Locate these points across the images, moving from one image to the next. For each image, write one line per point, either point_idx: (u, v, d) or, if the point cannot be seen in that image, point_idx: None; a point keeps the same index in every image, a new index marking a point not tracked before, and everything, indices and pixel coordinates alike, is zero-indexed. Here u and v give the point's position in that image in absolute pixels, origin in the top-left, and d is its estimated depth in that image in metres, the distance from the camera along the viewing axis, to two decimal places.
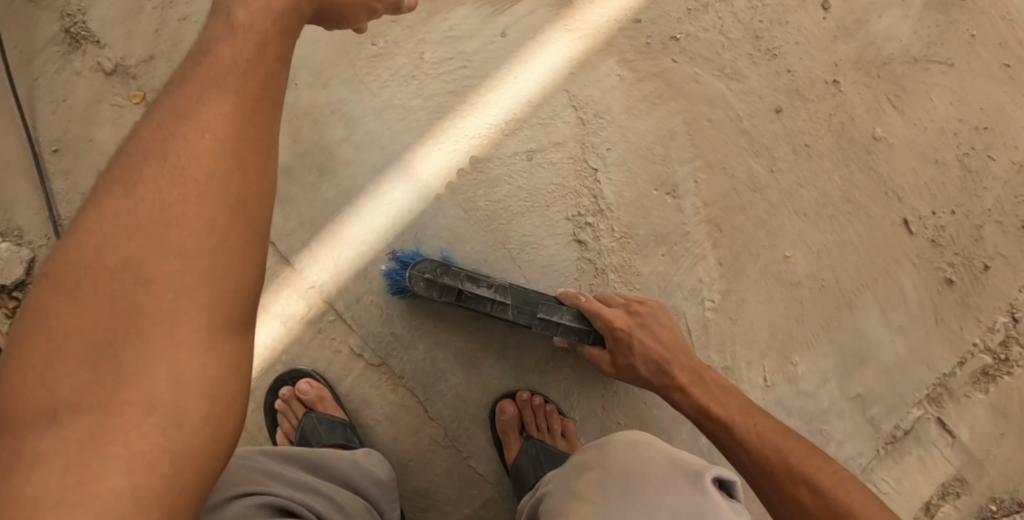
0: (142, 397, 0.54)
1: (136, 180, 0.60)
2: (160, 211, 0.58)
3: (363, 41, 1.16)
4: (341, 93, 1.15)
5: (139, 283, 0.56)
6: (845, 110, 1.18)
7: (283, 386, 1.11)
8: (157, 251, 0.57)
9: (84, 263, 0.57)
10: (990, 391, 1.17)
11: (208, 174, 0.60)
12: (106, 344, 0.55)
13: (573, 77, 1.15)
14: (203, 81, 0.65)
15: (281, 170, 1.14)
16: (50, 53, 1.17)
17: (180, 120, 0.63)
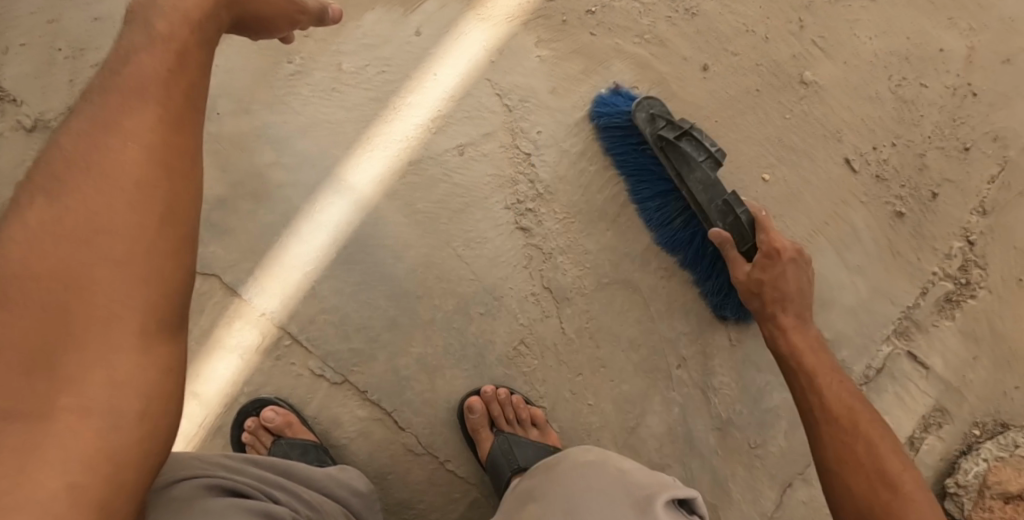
0: (82, 399, 0.54)
1: (64, 187, 0.58)
2: (87, 218, 0.57)
3: (278, 60, 1.15)
4: (264, 117, 1.14)
5: (69, 289, 0.55)
6: (771, 58, 1.17)
7: (248, 418, 1.09)
8: (83, 258, 0.56)
9: (11, 272, 0.55)
10: (956, 317, 1.16)
11: (137, 182, 0.58)
12: (43, 350, 0.54)
13: (494, 65, 1.14)
14: (125, 89, 0.62)
15: (215, 202, 1.13)
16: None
17: (103, 128, 0.60)
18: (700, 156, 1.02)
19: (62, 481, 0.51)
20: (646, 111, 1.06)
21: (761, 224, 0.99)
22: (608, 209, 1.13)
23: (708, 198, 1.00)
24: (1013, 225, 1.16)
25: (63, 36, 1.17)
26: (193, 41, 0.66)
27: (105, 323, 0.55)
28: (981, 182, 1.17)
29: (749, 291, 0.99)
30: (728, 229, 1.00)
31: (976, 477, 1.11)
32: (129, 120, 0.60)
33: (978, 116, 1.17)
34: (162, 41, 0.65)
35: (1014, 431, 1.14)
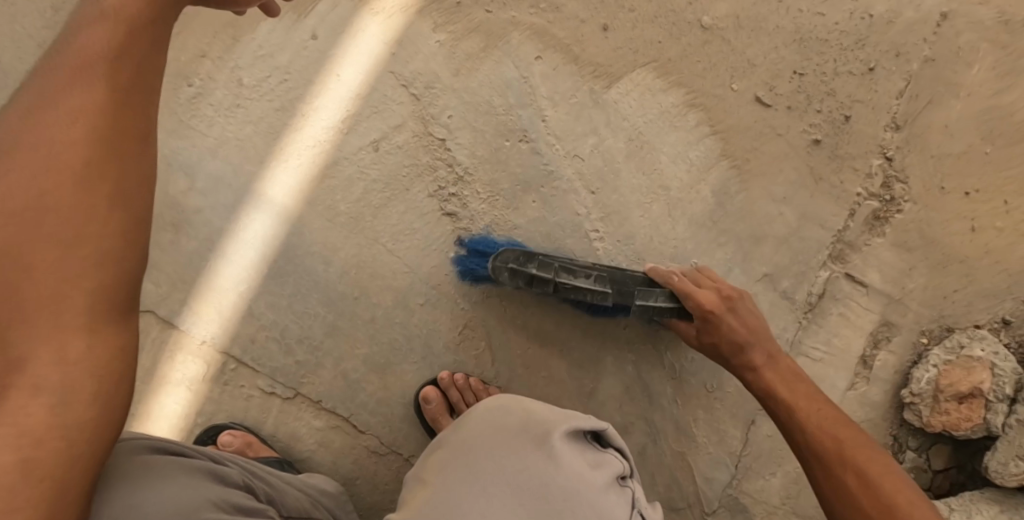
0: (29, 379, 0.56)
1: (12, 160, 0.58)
2: (33, 198, 0.57)
3: (177, 85, 1.13)
4: (170, 144, 1.13)
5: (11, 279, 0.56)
6: (666, 7, 1.16)
7: (207, 447, 1.07)
8: (29, 233, 0.56)
9: None
10: (887, 233, 1.18)
11: (81, 173, 0.58)
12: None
13: (395, 56, 1.13)
14: (69, 70, 0.60)
15: None
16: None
17: (52, 104, 0.59)
18: (607, 291, 1.08)
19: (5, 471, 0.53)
20: (505, 270, 1.07)
21: (683, 292, 1.05)
22: (530, 180, 1.13)
23: (619, 296, 1.06)
24: (927, 134, 1.18)
25: None
26: (144, 16, 0.61)
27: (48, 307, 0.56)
28: (890, 97, 1.18)
29: (721, 299, 1.06)
30: (660, 294, 1.08)
31: (929, 384, 1.13)
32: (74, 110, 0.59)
33: (878, 34, 1.18)
34: (112, 17, 0.60)
35: (959, 333, 1.16)
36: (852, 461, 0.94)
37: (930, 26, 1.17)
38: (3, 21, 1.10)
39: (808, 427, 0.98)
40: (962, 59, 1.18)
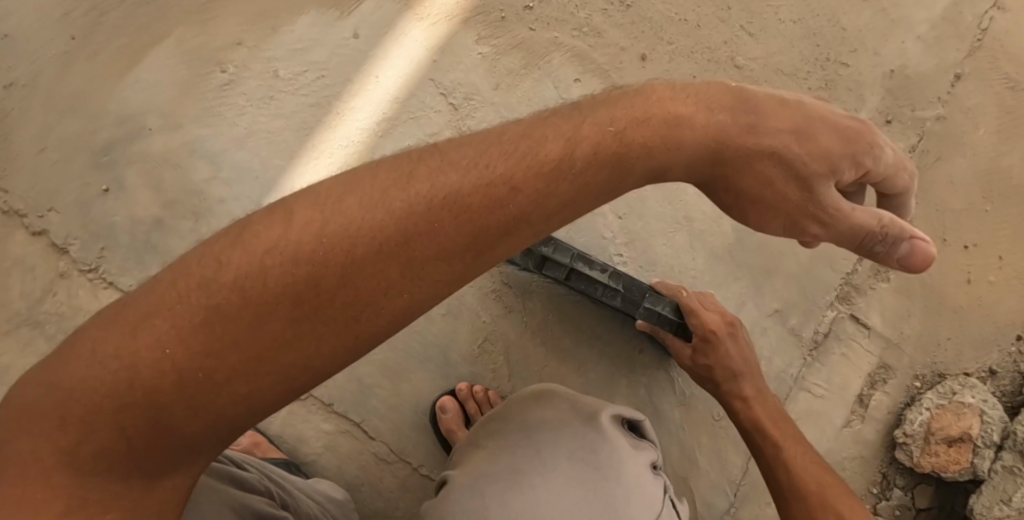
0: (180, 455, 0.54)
1: (323, 260, 0.54)
2: (321, 321, 0.54)
3: (210, 70, 1.10)
4: (196, 131, 1.10)
5: (219, 374, 0.53)
6: (702, 43, 1.21)
7: None
8: (288, 356, 0.54)
9: (211, 320, 0.52)
10: (891, 279, 1.23)
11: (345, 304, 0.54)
12: (172, 382, 0.52)
13: (436, 64, 1.14)
14: (427, 178, 0.57)
15: (151, 223, 1.09)
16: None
17: (403, 209, 0.55)
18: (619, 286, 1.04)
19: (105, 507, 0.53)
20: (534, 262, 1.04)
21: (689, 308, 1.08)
22: None
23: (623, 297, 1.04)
24: (935, 188, 1.24)
25: None
26: (532, 175, 0.57)
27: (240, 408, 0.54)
28: (903, 150, 1.24)
29: (703, 353, 1.07)
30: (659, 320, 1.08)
31: (921, 426, 1.18)
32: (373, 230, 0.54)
33: (896, 90, 1.24)
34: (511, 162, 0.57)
35: (950, 380, 1.22)
36: (831, 497, 0.94)
37: (944, 86, 1.24)
38: None
39: (795, 478, 0.98)
40: (969, 121, 1.25)
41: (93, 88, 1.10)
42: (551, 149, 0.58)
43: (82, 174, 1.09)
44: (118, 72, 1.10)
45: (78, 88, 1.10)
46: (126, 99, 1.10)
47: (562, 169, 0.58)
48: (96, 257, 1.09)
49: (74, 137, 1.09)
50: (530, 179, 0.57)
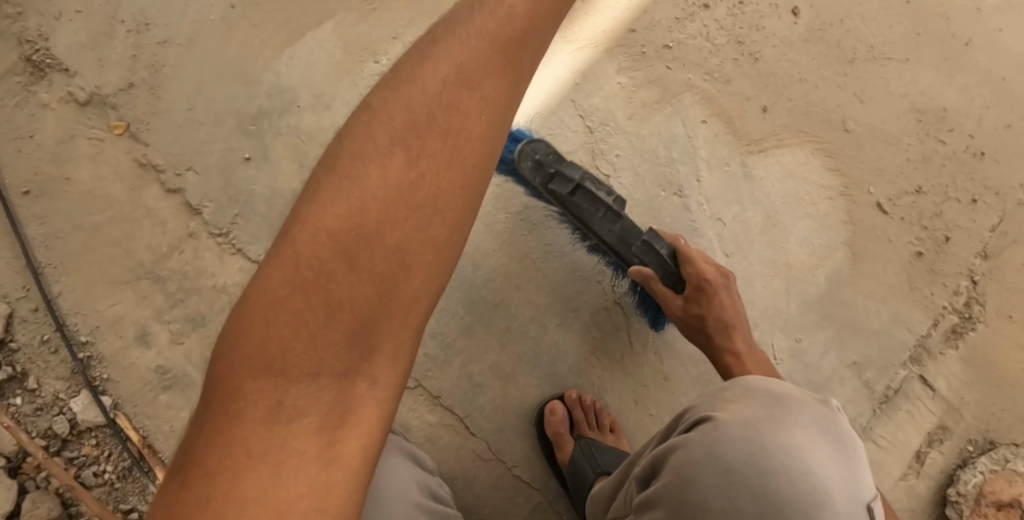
0: (354, 353, 0.64)
1: (395, 134, 0.65)
2: (412, 181, 0.64)
3: (364, 59, 1.15)
4: (345, 114, 1.14)
5: (346, 250, 0.63)
6: (818, 102, 1.28)
7: None
8: (395, 219, 0.64)
9: (334, 211, 0.63)
10: (959, 347, 1.32)
11: (433, 162, 0.65)
12: (321, 283, 0.63)
13: (577, 87, 1.20)
14: (384, 104, 0.66)
15: (290, 197, 1.11)
16: (14, 92, 1.14)
17: (372, 119, 0.66)
18: None
19: (304, 426, 0.63)
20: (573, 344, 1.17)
21: None
22: (677, 232, 1.21)
23: None
24: (1009, 268, 1.33)
25: (127, 8, 1.14)
26: (491, 51, 0.66)
27: (389, 280, 0.63)
28: (985, 229, 1.33)
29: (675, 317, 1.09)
30: None
31: (974, 487, 1.26)
32: (442, 88, 0.66)
33: (985, 173, 1.33)
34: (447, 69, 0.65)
35: (1003, 448, 1.30)
36: None
37: None
38: None
39: None
40: None
41: (250, 60, 1.14)
42: (497, 16, 0.67)
43: (227, 140, 1.12)
44: (275, 47, 1.14)
45: (234, 56, 1.14)
46: (280, 73, 1.14)
47: (523, 40, 0.68)
48: (229, 224, 1.11)
49: (223, 102, 1.13)
50: (498, 43, 0.66)
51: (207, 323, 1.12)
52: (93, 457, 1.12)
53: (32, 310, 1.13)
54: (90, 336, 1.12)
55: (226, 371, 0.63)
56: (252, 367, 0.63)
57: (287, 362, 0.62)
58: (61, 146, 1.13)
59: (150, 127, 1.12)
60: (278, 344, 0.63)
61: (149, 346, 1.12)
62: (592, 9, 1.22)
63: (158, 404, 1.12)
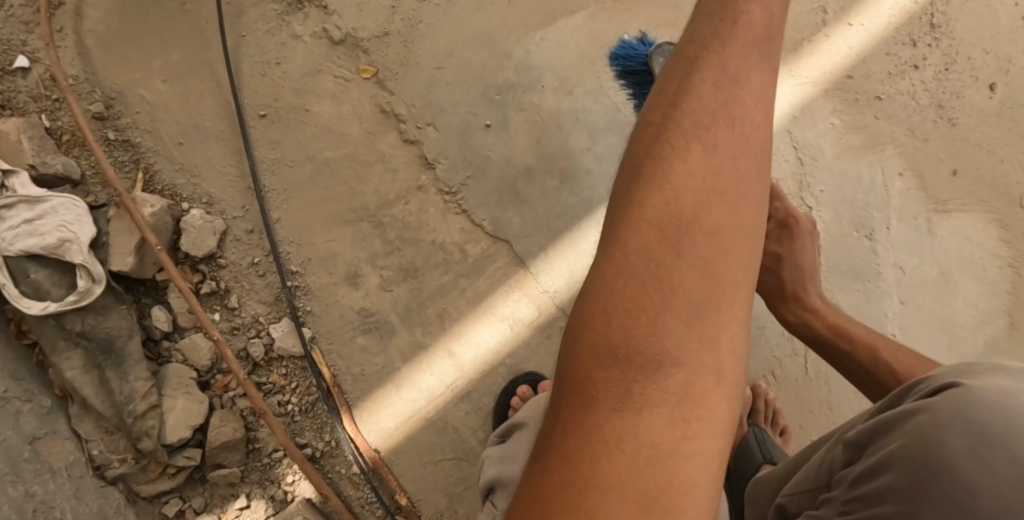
0: (700, 335, 0.50)
1: (709, 87, 0.53)
2: (735, 130, 0.52)
3: (609, 55, 1.20)
4: (585, 102, 1.18)
5: (676, 209, 0.50)
6: (1000, 177, 1.28)
7: (524, 385, 1.10)
8: (729, 170, 0.51)
9: (653, 168, 0.52)
10: None
11: (729, 97, 0.53)
12: (649, 248, 0.50)
13: (795, 119, 1.28)
14: (695, 45, 0.55)
15: (523, 170, 1.15)
16: (270, 19, 1.17)
17: (687, 65, 0.54)
18: None
19: (641, 428, 0.48)
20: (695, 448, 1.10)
21: None
22: (861, 272, 1.27)
23: None
24: None
25: None
26: None
27: (724, 246, 0.50)
28: None
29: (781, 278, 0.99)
30: None
31: None
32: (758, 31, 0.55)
33: None
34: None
35: None
36: None
37: None
38: None
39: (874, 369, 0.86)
40: None
41: (502, 34, 1.18)
42: None
43: (470, 104, 1.16)
44: (528, 25, 1.19)
45: (488, 26, 1.18)
46: (530, 52, 1.18)
47: None
48: (459, 184, 1.14)
49: (471, 67, 1.17)
50: None
51: (417, 276, 1.14)
52: (279, 386, 1.13)
53: (246, 231, 1.14)
54: (300, 267, 1.14)
55: (571, 356, 0.51)
56: (599, 354, 0.50)
57: (633, 341, 0.49)
58: (306, 79, 1.16)
59: (398, 77, 1.16)
60: (619, 328, 0.50)
61: (356, 287, 1.14)
62: (819, 49, 1.30)
63: (353, 345, 1.14)
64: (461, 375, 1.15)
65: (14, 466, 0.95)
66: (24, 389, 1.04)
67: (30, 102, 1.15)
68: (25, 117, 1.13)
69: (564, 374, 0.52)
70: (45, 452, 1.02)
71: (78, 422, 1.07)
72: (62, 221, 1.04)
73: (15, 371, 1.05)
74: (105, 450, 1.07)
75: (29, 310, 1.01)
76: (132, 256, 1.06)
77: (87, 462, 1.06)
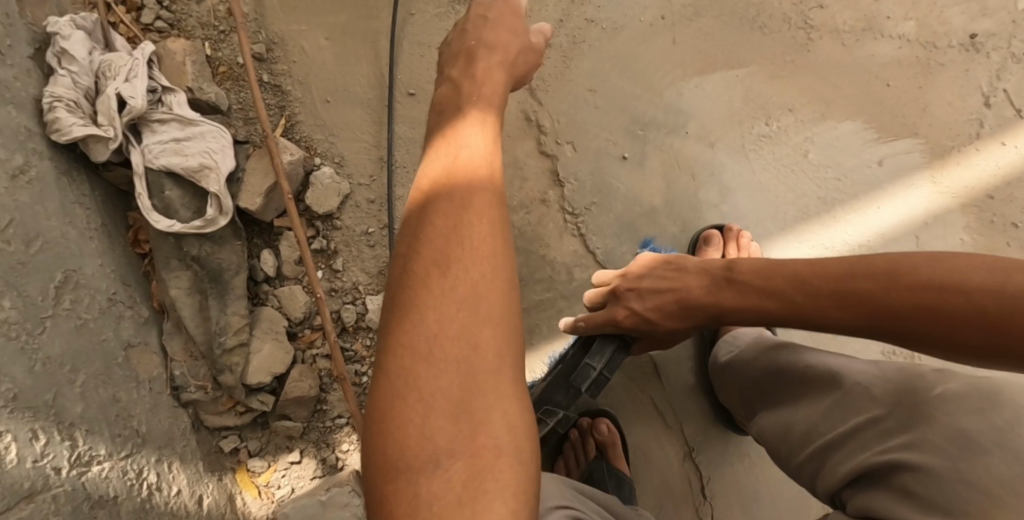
0: (469, 428, 0.53)
1: (436, 185, 0.64)
2: (443, 214, 0.62)
3: (757, 118, 1.21)
4: (723, 158, 1.19)
5: (418, 282, 0.59)
6: None
7: (584, 416, 1.13)
8: (437, 248, 0.60)
9: (414, 253, 0.60)
10: None
11: (447, 181, 0.64)
12: (417, 320, 0.57)
13: (925, 226, 1.21)
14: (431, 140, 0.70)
15: (648, 210, 1.17)
16: (441, 4, 1.20)
17: (451, 149, 0.67)
18: None
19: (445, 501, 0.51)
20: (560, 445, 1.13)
21: None
22: None
23: None
24: None
25: None
26: (490, 70, 0.73)
27: (473, 316, 0.57)
28: None
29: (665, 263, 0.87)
30: None
31: None
32: (472, 122, 0.69)
33: None
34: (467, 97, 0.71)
35: None
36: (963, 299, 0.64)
37: None
38: None
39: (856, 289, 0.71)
40: None
41: (657, 74, 1.21)
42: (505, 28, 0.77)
43: (611, 133, 1.19)
44: (684, 71, 1.21)
45: (647, 62, 1.21)
46: (684, 96, 1.20)
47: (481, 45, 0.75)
48: (583, 207, 1.16)
49: (622, 97, 1.19)
50: (461, 68, 0.74)
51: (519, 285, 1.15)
52: (360, 356, 1.15)
53: (368, 201, 1.17)
54: None
55: (370, 434, 0.55)
56: (382, 422, 0.55)
57: (394, 411, 0.54)
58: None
59: (548, 89, 1.19)
60: (399, 399, 0.55)
61: None
62: (967, 161, 1.22)
63: None
64: None
65: (108, 367, 0.98)
66: (130, 296, 1.08)
67: (198, 28, 1.20)
68: (191, 41, 1.18)
69: (369, 457, 0.55)
70: (135, 362, 1.04)
71: (167, 340, 1.10)
72: (207, 147, 1.08)
73: (126, 277, 1.09)
74: (186, 373, 1.10)
75: (156, 223, 1.04)
76: (261, 197, 1.09)
77: (167, 380, 1.08)
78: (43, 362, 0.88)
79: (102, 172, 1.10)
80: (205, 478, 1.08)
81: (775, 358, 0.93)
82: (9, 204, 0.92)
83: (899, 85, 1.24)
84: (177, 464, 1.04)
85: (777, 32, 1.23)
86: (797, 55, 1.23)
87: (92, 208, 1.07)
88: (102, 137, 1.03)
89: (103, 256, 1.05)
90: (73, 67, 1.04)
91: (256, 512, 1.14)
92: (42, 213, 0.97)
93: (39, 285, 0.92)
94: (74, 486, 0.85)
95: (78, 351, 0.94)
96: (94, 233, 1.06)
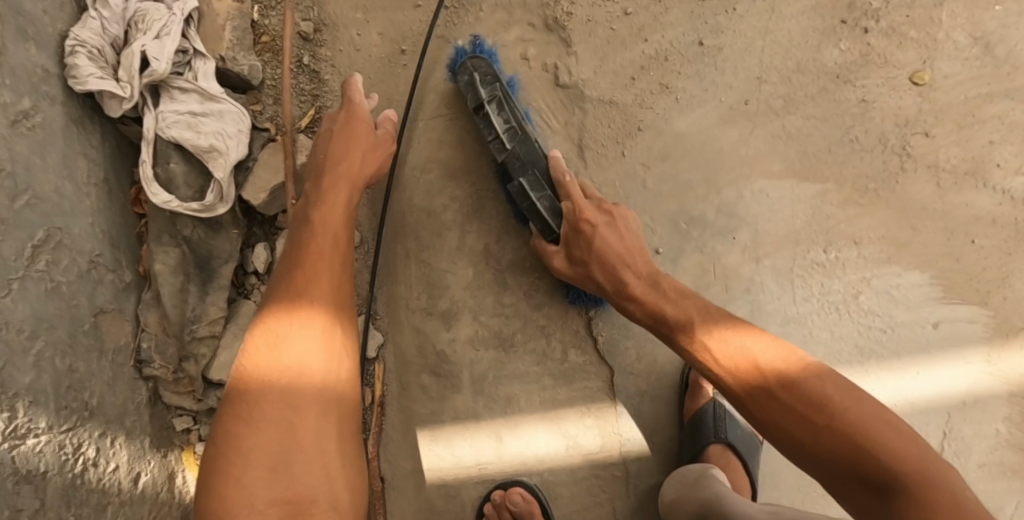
0: (287, 487, 0.69)
1: (274, 307, 0.79)
2: (278, 326, 0.77)
3: (816, 242, 1.09)
4: (765, 276, 1.10)
5: (257, 389, 0.73)
6: None
7: (497, 489, 1.06)
8: (281, 359, 0.74)
9: (252, 369, 0.75)
10: None
11: (293, 277, 0.82)
12: (247, 420, 0.71)
13: (963, 405, 1.08)
14: (281, 269, 0.84)
15: None
16: (510, 27, 1.09)
17: (283, 277, 0.82)
18: None
19: None
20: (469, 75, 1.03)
21: None
22: None
23: None
24: None
25: (659, 32, 1.09)
26: (361, 153, 0.95)
27: (298, 411, 0.72)
28: None
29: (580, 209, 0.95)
30: None
31: None
32: (335, 216, 0.89)
33: None
34: (314, 201, 0.90)
35: None
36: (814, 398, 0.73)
37: None
38: (753, 56, 1.09)
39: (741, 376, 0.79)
40: None
41: (720, 165, 1.09)
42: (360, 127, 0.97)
43: (653, 217, 1.09)
44: (750, 169, 1.09)
45: (713, 150, 1.09)
46: (742, 197, 1.09)
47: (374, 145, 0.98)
48: None
49: (677, 183, 1.09)
50: (357, 158, 0.95)
51: (508, 349, 1.09)
52: None
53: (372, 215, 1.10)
54: (409, 282, 1.09)
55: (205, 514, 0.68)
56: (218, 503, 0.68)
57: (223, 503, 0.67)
58: None
59: (599, 151, 1.09)
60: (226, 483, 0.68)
61: (448, 328, 1.09)
62: None
63: (415, 380, 1.10)
64: (496, 463, 1.10)
65: (73, 335, 0.92)
66: (115, 260, 1.01)
67: None
68: (241, 2, 1.10)
69: None
70: (104, 329, 0.99)
71: (143, 310, 1.05)
72: (222, 130, 1.03)
73: (115, 237, 1.02)
74: (153, 347, 1.05)
75: (154, 197, 0.98)
76: (266, 194, 1.06)
77: (133, 351, 1.04)
78: (0, 327, 0.82)
79: (117, 123, 1.03)
80: (148, 455, 1.05)
81: (710, 500, 0.90)
82: (3, 153, 0.83)
83: (986, 246, 1.08)
84: (122, 440, 1.00)
85: (868, 152, 1.09)
86: (882, 183, 1.09)
87: (96, 160, 0.99)
88: (117, 94, 0.95)
89: (96, 214, 0.98)
90: (105, 11, 0.97)
91: (193, 494, 1.14)
92: (39, 165, 0.88)
93: (16, 244, 0.84)
94: (1, 461, 0.80)
95: (43, 316, 0.88)
96: (91, 188, 0.98)
